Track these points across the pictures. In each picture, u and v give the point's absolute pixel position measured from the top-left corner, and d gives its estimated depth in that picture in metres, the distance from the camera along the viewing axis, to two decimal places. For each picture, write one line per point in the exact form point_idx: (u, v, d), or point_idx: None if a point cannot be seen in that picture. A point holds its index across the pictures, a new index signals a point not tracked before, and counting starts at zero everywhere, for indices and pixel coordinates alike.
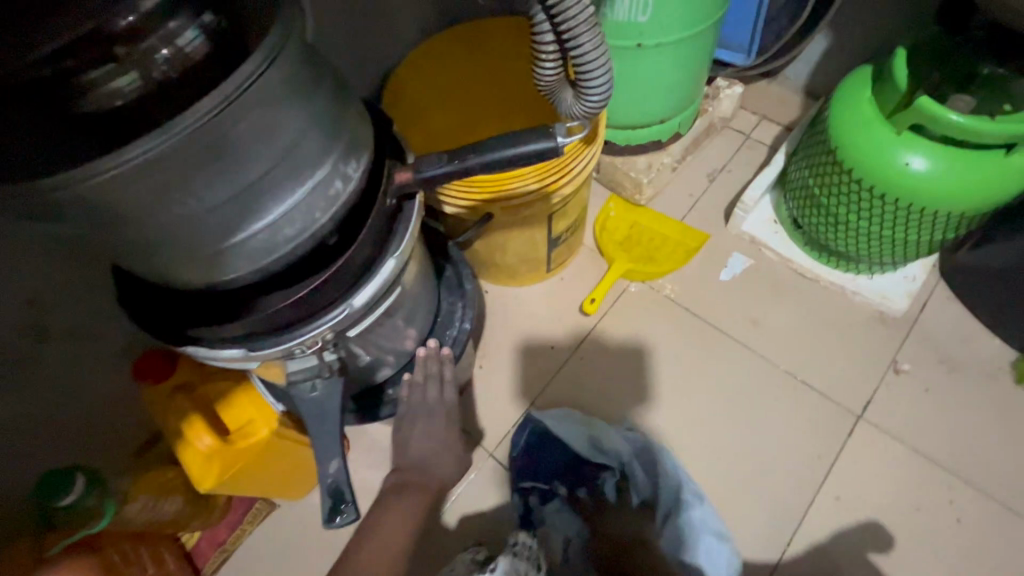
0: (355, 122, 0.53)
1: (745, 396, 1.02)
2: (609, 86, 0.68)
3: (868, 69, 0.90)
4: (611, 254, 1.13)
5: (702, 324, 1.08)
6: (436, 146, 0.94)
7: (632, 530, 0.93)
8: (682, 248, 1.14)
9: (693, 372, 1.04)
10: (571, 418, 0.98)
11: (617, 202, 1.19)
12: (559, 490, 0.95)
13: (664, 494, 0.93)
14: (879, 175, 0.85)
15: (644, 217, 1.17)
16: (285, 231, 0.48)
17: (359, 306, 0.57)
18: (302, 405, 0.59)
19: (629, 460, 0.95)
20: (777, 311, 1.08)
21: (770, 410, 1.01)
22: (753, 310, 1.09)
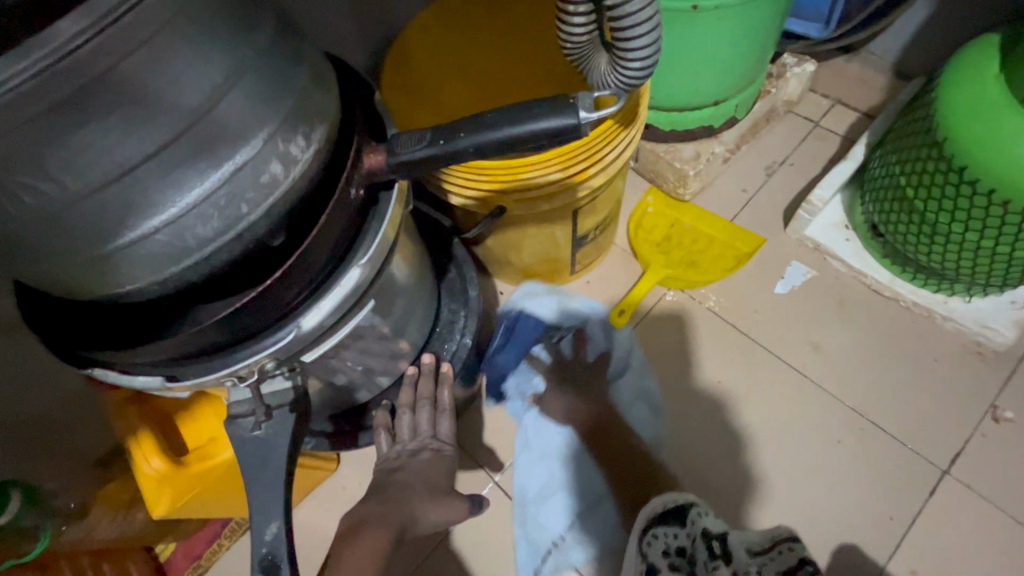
0: (307, 86, 0.39)
1: (803, 430, 0.85)
2: (655, 51, 0.52)
3: (997, 37, 0.70)
4: (647, 256, 0.97)
5: (752, 344, 0.91)
6: (447, 115, 0.76)
7: (584, 381, 0.88)
8: (731, 252, 0.97)
9: (745, 394, 0.88)
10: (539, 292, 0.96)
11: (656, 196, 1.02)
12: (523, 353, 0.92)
13: (616, 356, 0.92)
14: (1002, 176, 0.66)
15: (688, 214, 1.00)
16: (196, 232, 0.36)
17: (310, 328, 0.44)
18: (240, 450, 0.46)
19: (588, 319, 0.95)
20: (845, 333, 0.90)
21: (833, 451, 0.84)
22: (816, 331, 0.91)
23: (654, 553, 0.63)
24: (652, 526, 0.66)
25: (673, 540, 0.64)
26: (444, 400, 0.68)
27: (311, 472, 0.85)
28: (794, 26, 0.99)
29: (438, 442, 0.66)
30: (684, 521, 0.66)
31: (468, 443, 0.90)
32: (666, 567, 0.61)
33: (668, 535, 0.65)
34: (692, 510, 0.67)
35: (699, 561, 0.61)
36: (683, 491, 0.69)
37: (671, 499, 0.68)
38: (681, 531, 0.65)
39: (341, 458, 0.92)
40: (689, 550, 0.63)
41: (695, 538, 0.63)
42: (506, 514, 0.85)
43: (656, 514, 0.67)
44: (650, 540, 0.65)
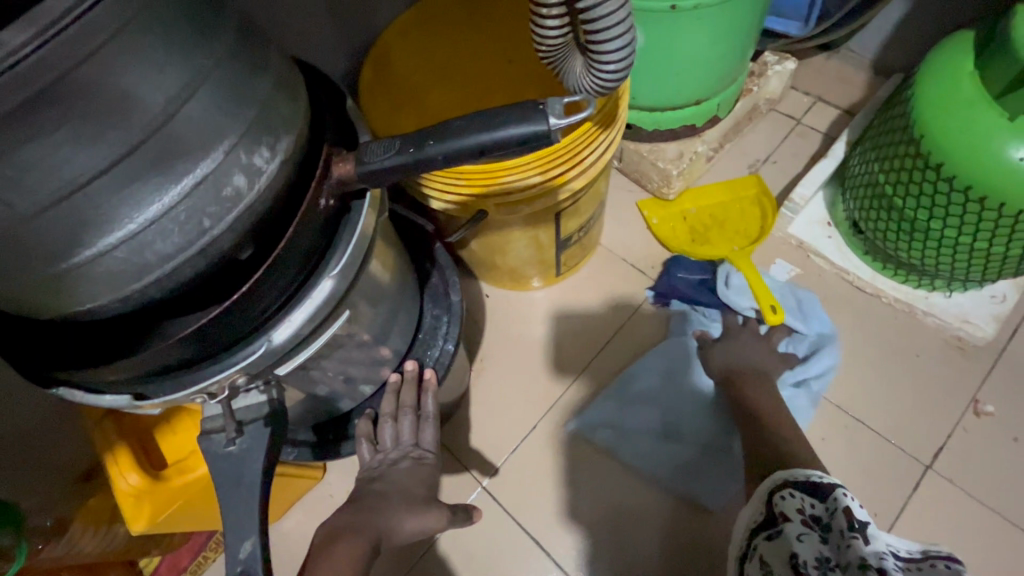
0: (270, 96, 0.38)
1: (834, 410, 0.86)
2: (629, 54, 0.52)
3: (970, 34, 0.70)
4: (664, 238, 0.99)
5: None
6: (431, 121, 0.77)
7: (758, 358, 0.86)
8: (744, 235, 0.97)
9: None
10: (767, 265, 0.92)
11: (744, 181, 1.00)
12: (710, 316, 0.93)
13: (813, 365, 0.86)
14: (978, 173, 0.66)
15: (690, 201, 1.01)
16: (157, 248, 0.35)
17: (281, 342, 0.43)
18: (212, 465, 0.46)
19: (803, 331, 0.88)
20: (844, 323, 0.91)
21: (838, 435, 0.85)
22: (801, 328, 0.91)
23: (785, 509, 0.57)
24: (783, 487, 0.59)
25: (809, 509, 0.57)
26: (428, 407, 0.67)
27: (296, 481, 0.84)
28: (774, 25, 0.99)
29: (420, 451, 0.67)
30: (826, 495, 0.56)
31: (456, 449, 0.90)
32: (799, 523, 0.55)
33: (803, 500, 0.57)
34: (834, 490, 0.56)
35: (834, 528, 0.53)
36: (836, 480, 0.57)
37: (814, 474, 0.59)
38: (819, 504, 0.56)
39: (328, 466, 0.90)
40: (824, 522, 0.54)
41: (835, 508, 0.54)
42: (494, 518, 0.85)
43: (797, 479, 0.59)
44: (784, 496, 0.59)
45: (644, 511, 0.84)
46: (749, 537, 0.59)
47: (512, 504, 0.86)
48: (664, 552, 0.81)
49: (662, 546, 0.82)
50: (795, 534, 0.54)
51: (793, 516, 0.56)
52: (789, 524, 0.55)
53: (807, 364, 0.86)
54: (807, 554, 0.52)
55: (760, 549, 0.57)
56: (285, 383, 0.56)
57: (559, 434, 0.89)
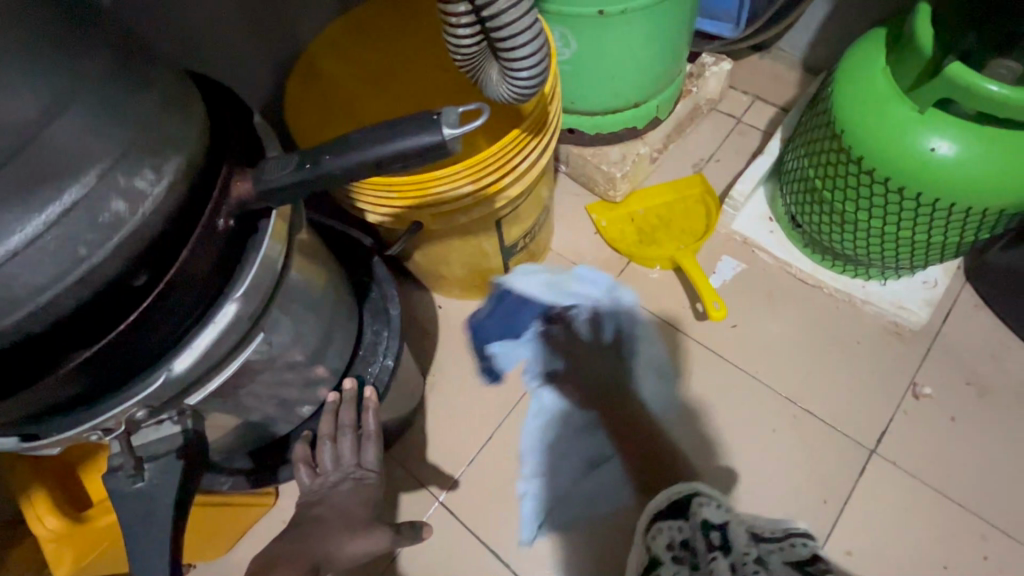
0: (153, 115, 0.37)
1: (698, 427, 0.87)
2: (541, 61, 0.52)
3: (882, 31, 0.73)
4: (612, 240, 0.99)
5: (699, 349, 0.92)
6: (365, 121, 0.72)
7: (611, 375, 0.91)
8: (690, 234, 0.99)
9: (709, 395, 0.89)
10: (530, 270, 0.97)
11: (689, 182, 1.02)
12: (535, 329, 0.94)
13: (635, 335, 0.94)
14: (894, 163, 0.69)
15: (637, 203, 1.02)
16: (26, 279, 0.33)
17: (183, 372, 0.41)
18: (119, 504, 0.43)
19: (597, 304, 0.95)
20: (652, 314, 0.95)
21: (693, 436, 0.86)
22: (736, 315, 0.94)
23: (658, 548, 0.73)
24: (656, 521, 0.76)
25: (679, 534, 0.74)
26: (369, 426, 0.64)
27: (244, 509, 0.80)
28: (708, 26, 1.03)
29: (362, 471, 0.62)
30: (690, 516, 0.76)
31: (411, 464, 0.88)
32: (670, 559, 0.72)
33: (672, 530, 0.75)
34: (698, 501, 0.76)
35: (698, 547, 0.72)
36: (689, 483, 0.79)
37: (673, 492, 0.78)
38: (683, 523, 0.75)
39: (280, 491, 0.87)
40: (692, 544, 0.73)
41: (699, 522, 0.74)
42: (451, 532, 0.84)
43: (661, 508, 0.77)
44: (655, 534, 0.75)
45: (602, 515, 0.83)
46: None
47: (470, 518, 0.84)
48: (623, 555, 0.81)
49: (620, 551, 0.81)
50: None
51: (666, 551, 0.73)
52: (661, 566, 0.72)
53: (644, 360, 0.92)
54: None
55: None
56: (209, 411, 0.54)
57: (515, 444, 0.88)
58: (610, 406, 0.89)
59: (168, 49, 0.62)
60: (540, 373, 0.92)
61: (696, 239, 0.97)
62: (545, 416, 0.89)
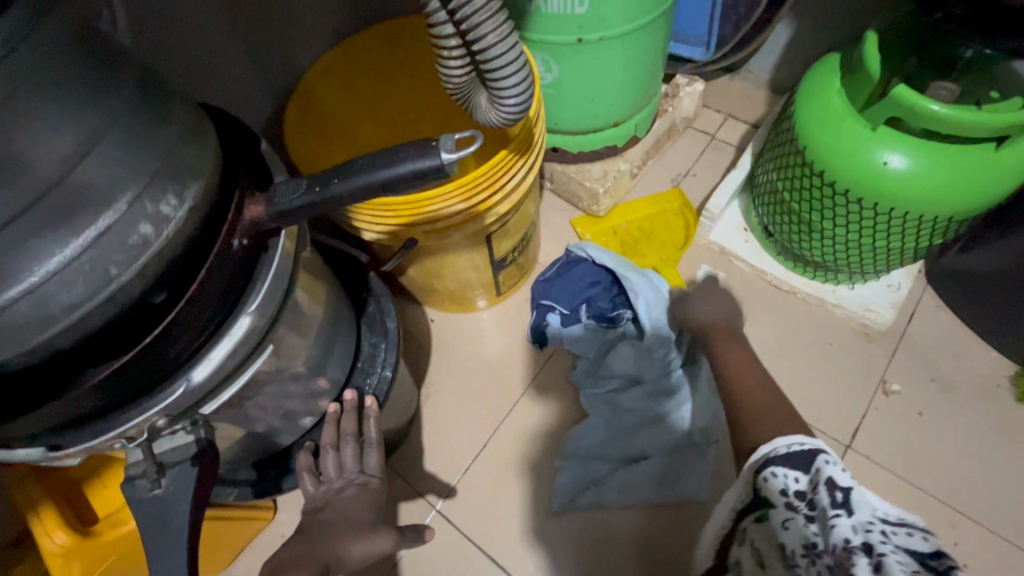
0: (174, 146, 0.40)
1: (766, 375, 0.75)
2: (527, 89, 0.57)
3: (835, 57, 0.80)
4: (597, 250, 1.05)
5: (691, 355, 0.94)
6: (360, 149, 0.75)
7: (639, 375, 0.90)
8: (670, 244, 1.05)
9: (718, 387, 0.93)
10: (607, 255, 0.95)
11: (670, 196, 1.07)
12: (581, 316, 0.95)
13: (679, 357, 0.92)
14: (854, 177, 0.75)
15: (618, 215, 1.07)
16: (62, 298, 0.36)
17: (201, 381, 0.44)
18: (138, 510, 0.46)
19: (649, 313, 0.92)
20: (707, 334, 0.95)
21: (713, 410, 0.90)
22: None
23: (768, 490, 0.56)
24: (765, 467, 0.57)
25: (794, 485, 0.55)
26: (370, 433, 0.67)
27: (244, 523, 0.81)
28: (680, 50, 1.11)
29: (364, 477, 0.65)
30: (810, 466, 0.55)
31: (409, 473, 0.90)
32: (783, 506, 0.54)
33: (788, 478, 0.55)
34: (819, 458, 0.55)
35: (818, 505, 0.52)
36: (810, 438, 0.57)
37: (792, 445, 0.57)
38: (803, 478, 0.54)
39: (278, 505, 0.88)
40: (810, 498, 0.53)
41: (817, 485, 0.53)
42: (451, 537, 0.86)
43: (776, 454, 0.57)
44: (766, 478, 0.57)
45: (596, 517, 0.86)
46: (737, 518, 0.61)
47: (468, 524, 0.87)
48: (616, 553, 0.84)
49: (614, 550, 0.84)
50: (781, 521, 0.54)
51: (775, 499, 0.55)
52: (771, 512, 0.55)
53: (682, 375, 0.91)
54: (796, 541, 0.52)
55: (749, 531, 0.59)
56: (217, 422, 0.56)
57: (509, 449, 0.91)
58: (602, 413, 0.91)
59: (172, 78, 0.66)
60: (532, 381, 0.95)
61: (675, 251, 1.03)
62: (537, 422, 0.93)
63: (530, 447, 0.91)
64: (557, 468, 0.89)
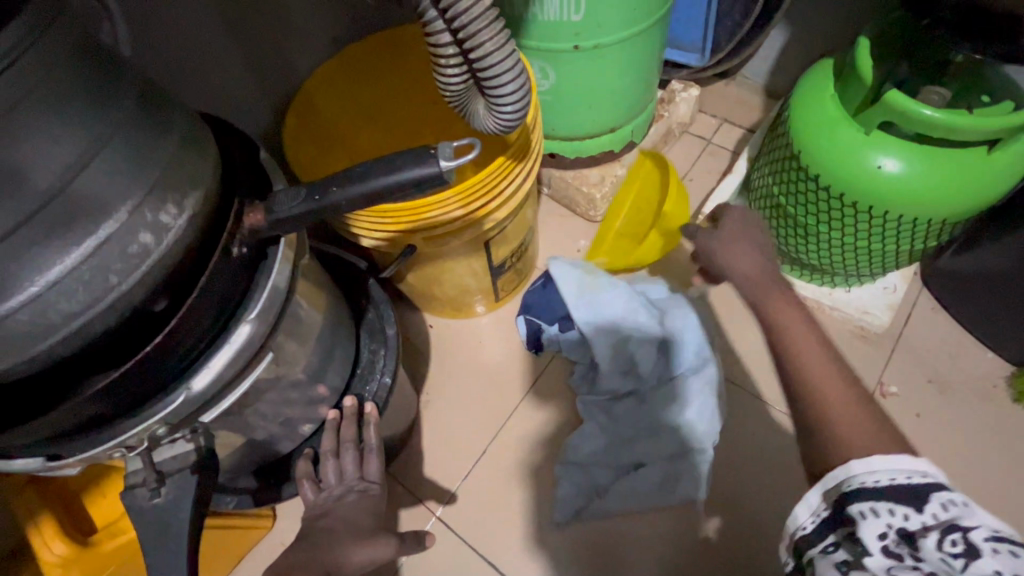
0: (174, 156, 0.41)
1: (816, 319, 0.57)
2: (524, 95, 0.57)
3: (829, 62, 0.81)
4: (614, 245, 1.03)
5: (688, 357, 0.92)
6: (362, 155, 0.77)
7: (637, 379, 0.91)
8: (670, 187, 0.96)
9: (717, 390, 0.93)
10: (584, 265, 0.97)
11: (642, 164, 1.03)
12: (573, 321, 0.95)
13: (677, 362, 0.91)
14: (849, 181, 0.75)
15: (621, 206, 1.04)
16: (63, 307, 0.36)
17: (201, 390, 0.45)
18: (138, 519, 0.46)
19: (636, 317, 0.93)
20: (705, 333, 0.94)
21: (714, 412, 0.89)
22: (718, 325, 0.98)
23: (868, 535, 0.45)
24: (857, 502, 0.47)
25: (900, 524, 0.45)
26: (370, 440, 0.67)
27: (243, 531, 0.81)
28: (676, 56, 1.11)
29: (365, 484, 0.65)
30: (924, 506, 0.45)
31: (409, 481, 0.90)
32: (885, 554, 0.45)
33: (893, 517, 0.45)
34: (932, 496, 0.45)
35: (930, 553, 0.43)
36: (914, 462, 0.47)
37: (896, 476, 0.46)
38: (915, 517, 0.45)
39: (278, 513, 0.88)
40: (918, 540, 0.44)
41: (934, 531, 0.44)
42: (451, 544, 0.86)
43: (875, 486, 0.46)
44: (865, 517, 0.46)
45: (597, 523, 0.86)
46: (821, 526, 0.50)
47: (468, 531, 0.87)
48: (617, 559, 0.84)
49: (615, 555, 0.84)
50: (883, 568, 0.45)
51: (877, 544, 0.45)
52: (867, 559, 0.45)
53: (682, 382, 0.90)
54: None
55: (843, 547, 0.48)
56: (217, 430, 0.56)
57: (509, 454, 0.91)
58: (601, 418, 0.90)
59: (172, 86, 0.66)
60: (531, 386, 0.96)
61: (659, 199, 0.99)
62: (536, 427, 0.93)
63: (530, 453, 0.91)
64: (556, 473, 0.89)
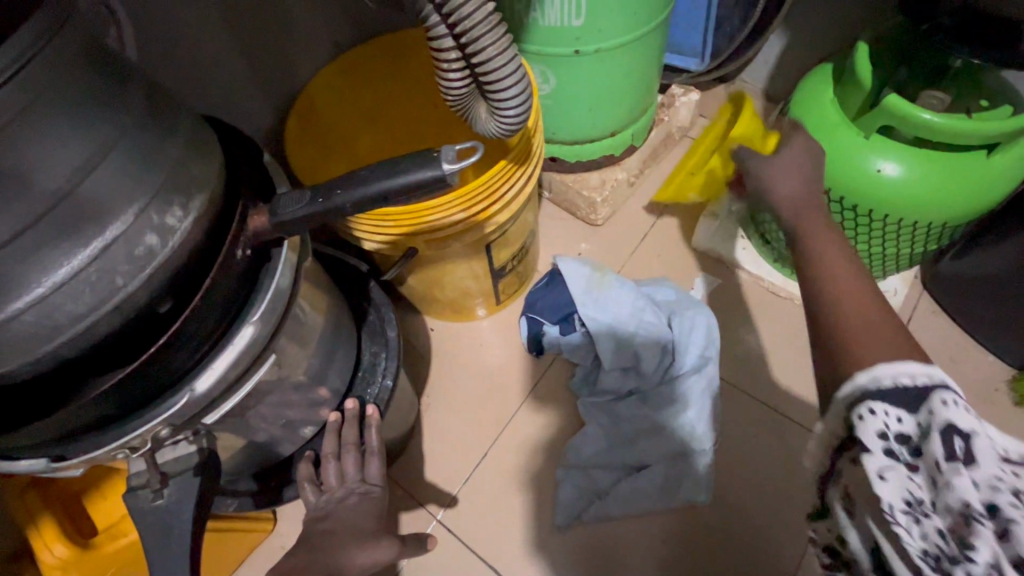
0: (180, 159, 0.41)
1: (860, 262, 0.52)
2: (526, 98, 0.58)
3: (828, 66, 0.81)
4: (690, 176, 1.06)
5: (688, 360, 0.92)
6: (361, 160, 0.77)
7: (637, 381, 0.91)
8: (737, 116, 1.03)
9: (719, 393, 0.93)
10: (587, 266, 0.97)
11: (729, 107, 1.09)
12: (574, 323, 0.95)
13: (677, 365, 0.91)
14: (849, 184, 0.75)
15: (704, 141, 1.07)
16: (68, 309, 0.37)
17: (205, 391, 0.45)
18: (141, 521, 0.46)
19: (638, 320, 0.93)
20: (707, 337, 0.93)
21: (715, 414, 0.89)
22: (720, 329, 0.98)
23: (866, 436, 0.41)
24: (856, 404, 0.42)
25: (896, 427, 0.41)
26: (372, 442, 0.67)
27: (243, 534, 0.81)
28: (676, 61, 1.13)
29: (366, 486, 0.65)
30: (923, 408, 0.40)
31: (410, 484, 0.90)
32: (881, 454, 0.40)
33: (889, 420, 0.41)
34: (934, 396, 0.40)
35: (927, 455, 0.39)
36: (924, 363, 0.42)
37: (900, 375, 0.41)
38: (912, 420, 0.40)
39: (278, 517, 0.87)
40: (916, 444, 0.40)
41: (931, 433, 0.39)
42: (452, 547, 0.86)
43: (878, 388, 0.42)
44: (864, 420, 0.41)
45: (597, 525, 0.86)
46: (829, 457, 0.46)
47: (469, 534, 0.87)
48: (618, 562, 0.84)
49: (616, 558, 0.84)
50: (874, 470, 0.40)
51: (874, 446, 0.41)
52: (862, 458, 0.41)
53: (683, 387, 0.90)
54: (896, 495, 0.40)
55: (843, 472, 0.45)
56: (219, 432, 0.56)
57: (510, 457, 0.91)
58: (602, 420, 0.90)
59: (175, 88, 0.66)
60: (532, 389, 0.96)
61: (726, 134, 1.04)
62: (537, 430, 0.93)
63: (531, 455, 0.91)
64: (557, 475, 0.89)
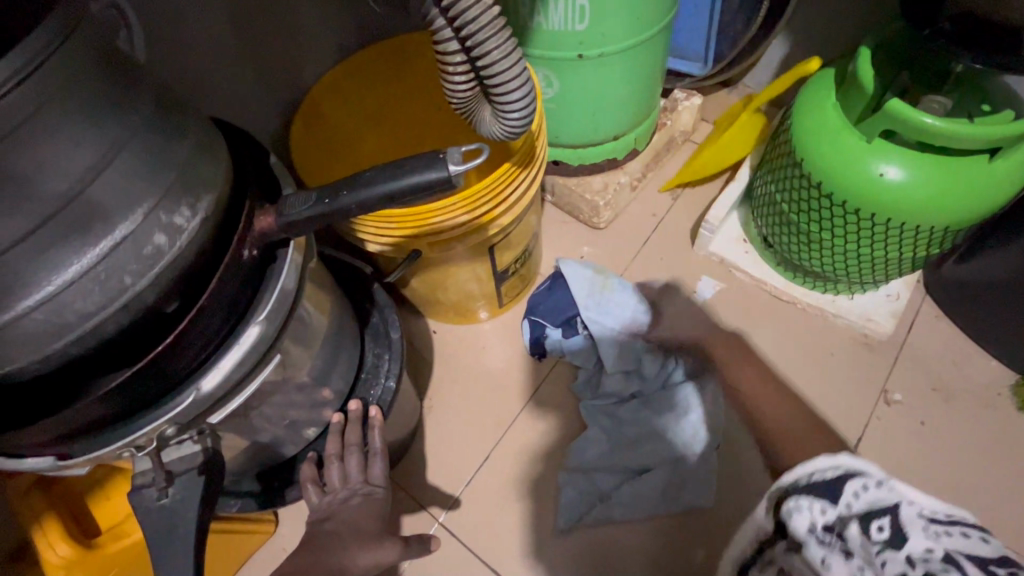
0: (189, 160, 0.41)
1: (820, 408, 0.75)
2: (530, 101, 0.58)
3: (830, 71, 0.82)
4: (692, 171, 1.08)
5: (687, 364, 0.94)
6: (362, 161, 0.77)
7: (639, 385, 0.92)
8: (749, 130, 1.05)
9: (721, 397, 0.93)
10: (590, 271, 0.98)
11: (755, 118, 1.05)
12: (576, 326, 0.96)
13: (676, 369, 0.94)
14: (851, 188, 0.76)
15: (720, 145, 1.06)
16: (77, 307, 0.37)
17: (210, 390, 0.45)
18: (145, 520, 0.46)
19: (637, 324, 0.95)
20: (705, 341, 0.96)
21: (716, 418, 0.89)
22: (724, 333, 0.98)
23: (797, 528, 0.57)
24: (788, 501, 0.60)
25: (820, 518, 0.57)
26: (375, 443, 0.67)
27: (245, 536, 0.81)
28: (678, 65, 1.12)
29: (369, 487, 0.65)
30: (838, 497, 0.57)
31: (412, 486, 0.90)
32: (817, 545, 0.55)
33: (813, 510, 0.57)
34: (847, 483, 0.57)
35: (854, 542, 0.54)
36: (833, 458, 0.60)
37: (815, 472, 0.60)
38: (825, 505, 0.57)
39: (280, 519, 0.87)
40: (840, 532, 0.55)
41: (853, 519, 0.55)
42: (453, 550, 0.86)
43: (798, 483, 0.60)
44: (791, 513, 0.58)
45: (598, 528, 0.86)
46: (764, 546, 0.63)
47: (470, 537, 0.87)
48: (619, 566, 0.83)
49: (618, 562, 0.84)
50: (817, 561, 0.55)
51: (806, 535, 0.56)
52: (806, 552, 0.56)
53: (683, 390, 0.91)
54: None
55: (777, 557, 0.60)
56: (222, 433, 0.56)
57: (512, 460, 0.91)
58: (605, 424, 0.90)
59: (181, 91, 0.67)
60: (534, 392, 0.96)
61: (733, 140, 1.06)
62: (539, 433, 0.93)
63: (533, 458, 0.91)
64: (559, 479, 0.88)
